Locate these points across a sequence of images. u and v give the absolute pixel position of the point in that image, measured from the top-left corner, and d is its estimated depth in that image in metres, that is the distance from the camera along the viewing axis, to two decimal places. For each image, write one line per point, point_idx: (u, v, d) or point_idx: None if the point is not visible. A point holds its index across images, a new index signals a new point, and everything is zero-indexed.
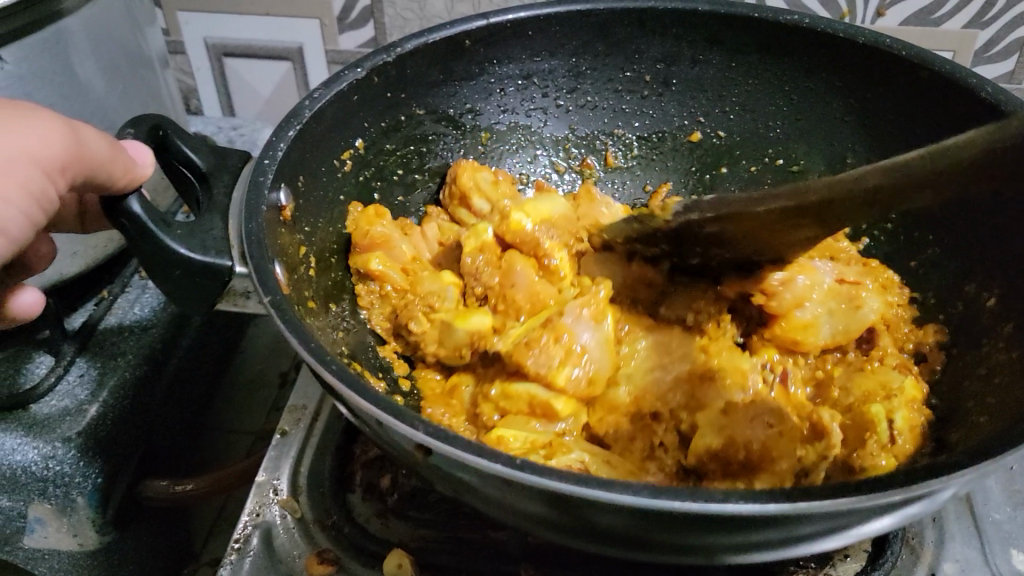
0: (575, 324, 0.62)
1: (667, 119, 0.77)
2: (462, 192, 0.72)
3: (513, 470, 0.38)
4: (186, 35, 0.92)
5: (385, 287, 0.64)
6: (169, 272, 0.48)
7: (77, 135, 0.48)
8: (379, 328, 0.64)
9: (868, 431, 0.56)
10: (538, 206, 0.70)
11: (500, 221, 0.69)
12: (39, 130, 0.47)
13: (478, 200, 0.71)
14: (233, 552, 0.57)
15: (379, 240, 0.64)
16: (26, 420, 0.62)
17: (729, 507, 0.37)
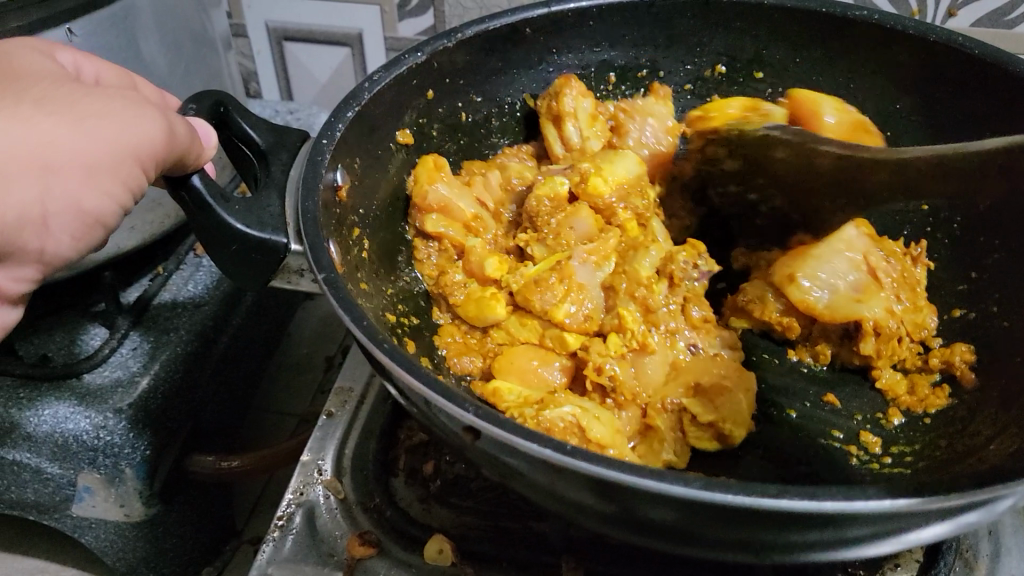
0: (580, 267, 0.64)
1: None
2: (558, 113, 0.70)
3: (564, 457, 0.37)
4: (248, 19, 0.93)
5: (443, 243, 0.65)
6: (227, 247, 0.48)
7: (168, 125, 0.48)
8: (427, 280, 0.65)
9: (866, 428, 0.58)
10: (615, 168, 0.68)
11: (577, 178, 0.68)
12: (142, 126, 0.47)
13: (570, 126, 0.70)
14: (275, 529, 0.57)
15: (437, 204, 0.64)
16: (79, 390, 0.64)
17: (784, 502, 0.36)
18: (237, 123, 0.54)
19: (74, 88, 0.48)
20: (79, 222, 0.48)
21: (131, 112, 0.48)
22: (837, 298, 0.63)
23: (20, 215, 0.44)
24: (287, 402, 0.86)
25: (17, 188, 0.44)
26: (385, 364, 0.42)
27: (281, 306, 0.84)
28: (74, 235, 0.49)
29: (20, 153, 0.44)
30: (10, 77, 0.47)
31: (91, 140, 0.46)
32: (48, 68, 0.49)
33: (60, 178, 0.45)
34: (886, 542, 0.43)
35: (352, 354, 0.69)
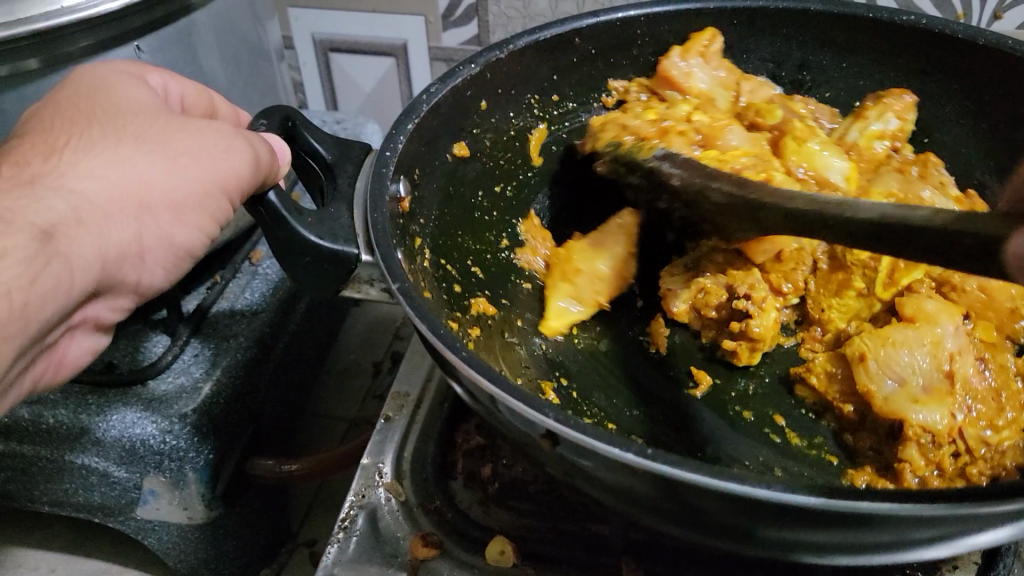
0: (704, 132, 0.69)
1: None
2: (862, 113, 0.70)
3: (645, 461, 0.39)
4: (296, 31, 0.95)
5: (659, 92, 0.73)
6: (300, 258, 0.50)
7: (253, 156, 0.51)
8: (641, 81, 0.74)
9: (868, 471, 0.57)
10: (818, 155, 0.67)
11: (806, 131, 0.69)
12: (231, 158, 0.50)
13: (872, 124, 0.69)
14: (340, 530, 0.58)
15: (672, 76, 0.71)
16: (145, 396, 0.65)
17: (863, 504, 0.37)
18: (304, 138, 0.56)
19: (170, 123, 0.50)
20: (170, 256, 0.52)
21: (219, 145, 0.50)
22: (899, 391, 0.57)
23: (120, 252, 0.48)
24: (337, 407, 0.88)
25: (117, 229, 0.47)
26: (462, 371, 0.43)
27: (332, 313, 0.85)
28: (165, 267, 0.53)
29: (120, 195, 0.47)
30: (109, 107, 0.50)
31: (185, 177, 0.49)
32: (142, 94, 0.52)
33: (154, 216, 0.49)
34: (950, 544, 0.43)
35: (408, 359, 0.71)
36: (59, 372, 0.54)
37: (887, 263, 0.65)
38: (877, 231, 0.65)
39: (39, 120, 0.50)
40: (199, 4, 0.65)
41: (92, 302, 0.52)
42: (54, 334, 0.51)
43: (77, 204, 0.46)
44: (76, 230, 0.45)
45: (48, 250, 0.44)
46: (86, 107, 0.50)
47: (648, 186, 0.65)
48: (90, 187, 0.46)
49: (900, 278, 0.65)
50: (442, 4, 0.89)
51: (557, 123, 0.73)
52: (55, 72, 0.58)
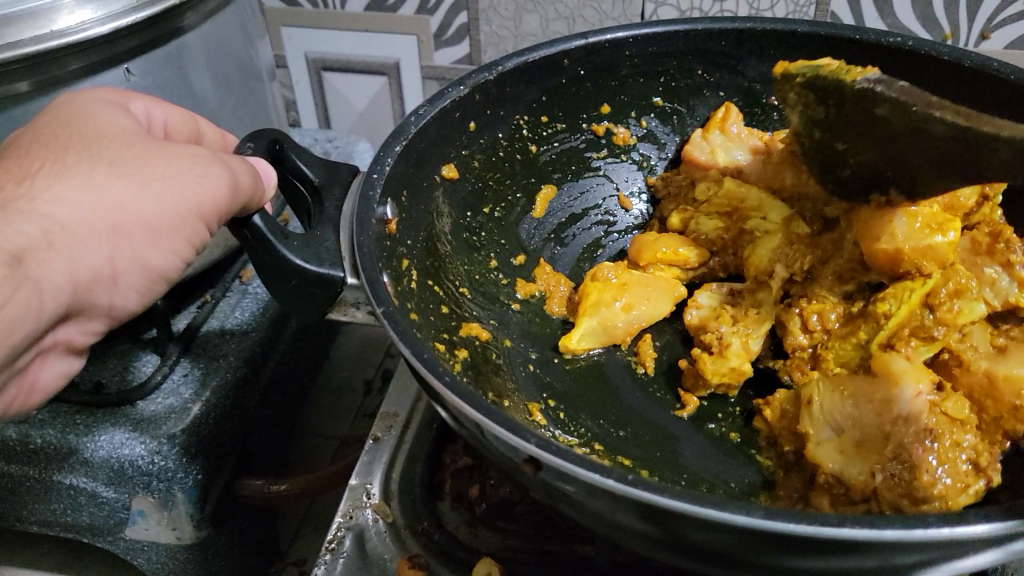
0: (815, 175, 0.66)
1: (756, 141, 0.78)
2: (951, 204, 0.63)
3: (625, 486, 0.39)
4: (289, 50, 0.95)
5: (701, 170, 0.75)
6: (286, 281, 0.50)
7: (231, 180, 0.51)
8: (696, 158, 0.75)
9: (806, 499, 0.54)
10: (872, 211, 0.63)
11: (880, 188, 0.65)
12: (206, 183, 0.50)
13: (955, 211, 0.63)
14: (326, 552, 0.58)
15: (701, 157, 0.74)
16: (134, 417, 0.65)
17: (844, 531, 0.37)
18: (291, 160, 0.56)
19: (147, 149, 0.51)
20: (144, 279, 0.52)
21: (196, 170, 0.51)
22: (833, 439, 0.54)
23: (91, 275, 0.49)
24: (328, 425, 0.88)
25: (89, 252, 0.48)
26: (445, 395, 0.44)
27: (324, 331, 0.85)
28: (139, 291, 0.53)
29: (90, 218, 0.48)
30: (87, 132, 0.50)
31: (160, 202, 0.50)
32: (121, 119, 0.52)
33: (128, 239, 0.50)
34: (934, 569, 0.43)
35: (397, 379, 0.71)
36: (30, 397, 0.55)
37: (897, 321, 0.59)
38: (905, 287, 0.60)
39: (18, 145, 0.50)
40: (189, 26, 0.65)
41: (62, 324, 0.52)
42: (24, 358, 0.51)
43: (48, 227, 0.46)
44: (45, 253, 0.46)
45: (18, 275, 0.45)
46: (64, 132, 0.50)
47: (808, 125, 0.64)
48: (60, 211, 0.47)
49: (912, 339, 0.59)
50: (434, 24, 0.90)
51: (546, 143, 0.74)
52: (44, 95, 0.58)
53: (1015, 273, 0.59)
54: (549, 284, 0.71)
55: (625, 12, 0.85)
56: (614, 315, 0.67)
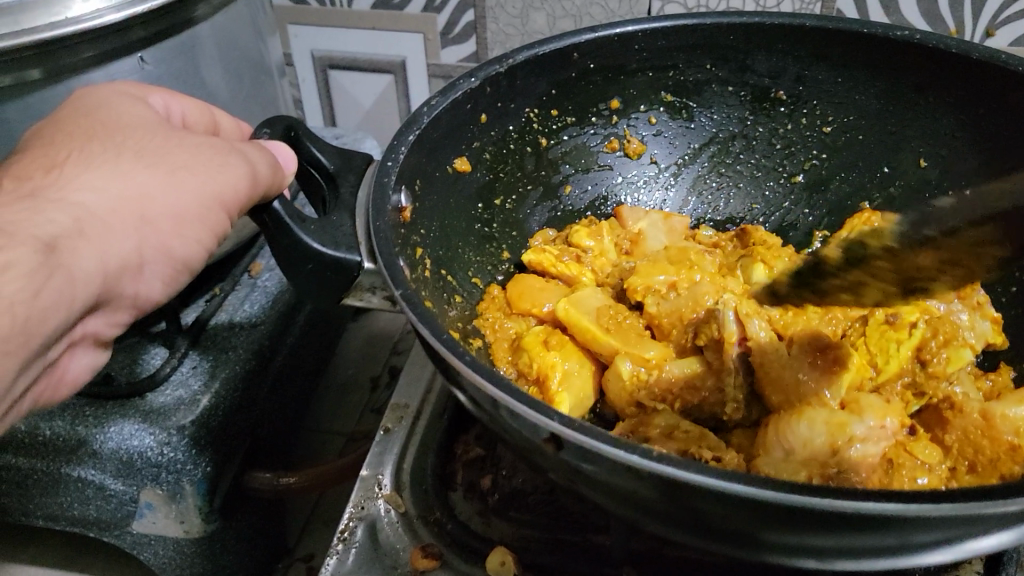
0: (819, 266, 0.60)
1: (768, 137, 0.77)
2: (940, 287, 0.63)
3: (649, 462, 0.39)
4: (295, 48, 0.96)
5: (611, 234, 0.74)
6: (303, 265, 0.50)
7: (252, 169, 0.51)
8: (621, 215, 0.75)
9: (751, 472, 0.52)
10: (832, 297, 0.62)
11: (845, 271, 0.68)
12: (227, 173, 0.50)
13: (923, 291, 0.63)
14: (339, 542, 0.58)
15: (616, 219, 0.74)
16: (144, 408, 0.65)
17: (868, 506, 0.37)
18: (306, 147, 0.56)
19: (168, 139, 0.51)
20: (168, 267, 0.52)
21: (217, 160, 0.51)
22: (790, 457, 0.51)
23: (120, 264, 0.48)
24: (335, 421, 0.88)
25: (117, 241, 0.48)
26: (465, 375, 0.44)
27: (331, 326, 0.85)
28: (163, 280, 0.53)
29: (118, 205, 0.47)
30: (107, 122, 0.50)
31: (182, 191, 0.50)
32: (140, 110, 0.52)
33: (154, 228, 0.49)
34: (954, 547, 0.43)
35: (407, 371, 0.71)
36: (59, 389, 0.54)
37: (888, 376, 0.60)
38: (886, 338, 0.61)
39: (40, 136, 0.50)
40: (201, 17, 0.65)
41: (91, 315, 0.51)
42: (54, 351, 0.50)
43: (77, 215, 0.46)
44: (77, 242, 0.45)
45: (52, 263, 0.44)
46: (85, 122, 0.50)
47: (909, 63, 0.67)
48: (90, 199, 0.46)
49: (903, 391, 0.60)
50: (441, 21, 0.90)
51: (555, 137, 0.74)
52: (58, 83, 0.58)
53: (985, 313, 0.61)
54: (494, 328, 0.66)
55: (632, 9, 0.85)
56: (568, 375, 0.61)
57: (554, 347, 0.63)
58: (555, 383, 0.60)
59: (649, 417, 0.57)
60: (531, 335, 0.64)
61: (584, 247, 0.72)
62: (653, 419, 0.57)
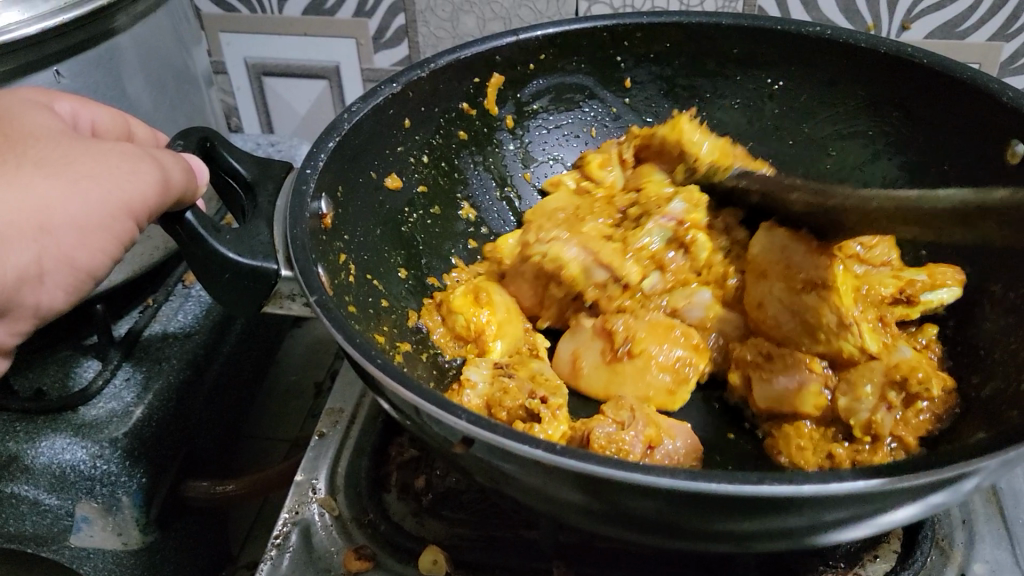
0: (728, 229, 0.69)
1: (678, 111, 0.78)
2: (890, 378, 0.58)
3: (554, 456, 0.40)
4: (227, 56, 0.96)
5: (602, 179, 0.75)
6: (220, 275, 0.51)
7: (160, 170, 0.51)
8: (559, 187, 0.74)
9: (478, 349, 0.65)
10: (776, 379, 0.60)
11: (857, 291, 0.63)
12: (133, 174, 0.50)
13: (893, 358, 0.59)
14: (273, 547, 0.58)
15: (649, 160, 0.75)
16: (75, 422, 0.65)
17: (765, 488, 0.38)
18: (223, 157, 0.57)
19: (73, 146, 0.51)
20: (71, 276, 0.52)
21: (125, 167, 0.50)
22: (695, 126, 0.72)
23: (18, 275, 0.48)
24: (277, 428, 0.88)
25: (15, 252, 0.48)
26: (379, 379, 0.44)
27: (268, 333, 0.85)
28: (67, 289, 0.52)
29: (18, 218, 0.47)
30: (14, 131, 0.50)
31: (87, 200, 0.49)
32: (54, 121, 0.52)
33: (55, 239, 0.49)
34: (859, 524, 0.45)
35: (342, 375, 0.71)
36: None
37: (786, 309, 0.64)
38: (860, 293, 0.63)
39: None
40: (119, 28, 0.65)
41: None
42: None
43: None
44: None
45: None
46: None
47: (833, 61, 0.69)
48: None
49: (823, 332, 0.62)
50: (372, 26, 0.90)
51: (483, 138, 0.75)
52: None
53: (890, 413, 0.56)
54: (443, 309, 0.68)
55: (560, 10, 0.86)
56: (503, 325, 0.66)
57: (477, 317, 0.65)
58: (492, 340, 0.65)
59: (519, 364, 0.63)
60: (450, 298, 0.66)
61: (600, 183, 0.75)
62: (526, 364, 0.63)
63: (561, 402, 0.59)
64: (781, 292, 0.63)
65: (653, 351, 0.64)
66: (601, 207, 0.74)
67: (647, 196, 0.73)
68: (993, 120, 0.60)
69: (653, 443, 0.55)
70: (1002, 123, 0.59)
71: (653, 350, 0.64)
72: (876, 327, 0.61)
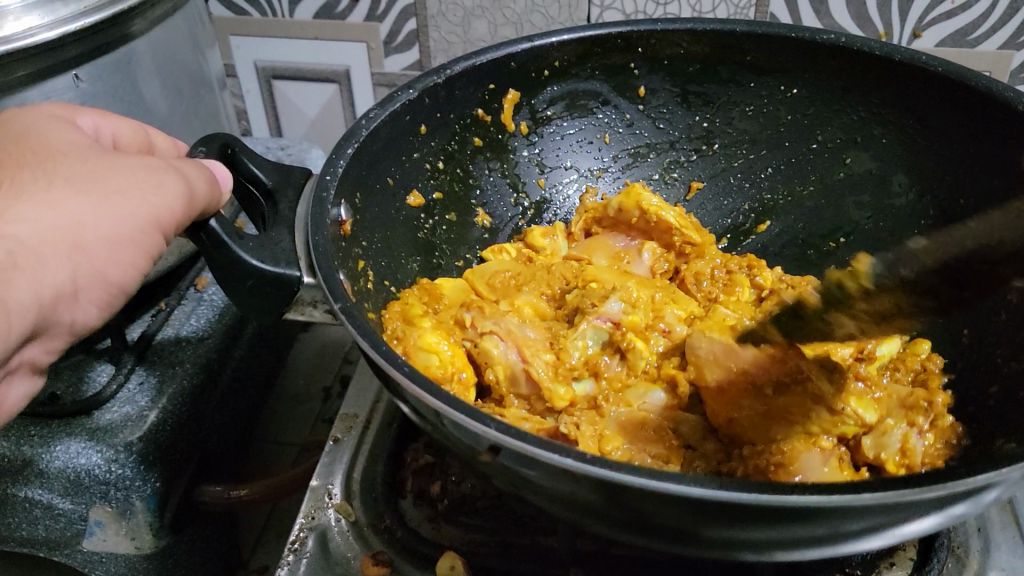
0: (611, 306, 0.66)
1: (690, 119, 0.78)
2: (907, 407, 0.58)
3: (583, 464, 0.40)
4: (238, 59, 0.96)
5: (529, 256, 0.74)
6: (242, 282, 0.51)
7: (186, 182, 0.51)
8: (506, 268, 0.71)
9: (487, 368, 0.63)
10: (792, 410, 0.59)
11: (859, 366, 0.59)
12: (161, 188, 0.50)
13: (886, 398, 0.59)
14: (290, 552, 0.58)
15: (612, 224, 0.77)
16: (89, 426, 0.64)
17: (794, 499, 0.38)
18: (243, 162, 0.57)
19: (97, 161, 0.50)
20: (103, 292, 0.52)
21: (150, 181, 0.50)
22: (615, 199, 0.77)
23: (54, 292, 0.48)
24: (287, 433, 0.88)
25: (50, 269, 0.48)
26: (405, 387, 0.44)
27: (279, 336, 0.85)
28: (99, 305, 0.52)
29: (52, 235, 0.47)
30: (37, 148, 0.49)
31: (118, 214, 0.49)
32: (75, 135, 0.52)
33: (88, 256, 0.49)
34: (882, 534, 0.45)
35: (356, 380, 0.71)
36: None
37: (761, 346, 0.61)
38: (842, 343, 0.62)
39: None
40: (137, 33, 0.65)
41: (26, 345, 0.51)
42: None
43: (10, 248, 0.46)
44: (10, 274, 0.45)
45: None
46: (16, 148, 0.49)
47: (847, 68, 0.69)
48: (20, 229, 0.46)
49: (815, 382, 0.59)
50: (383, 31, 0.90)
51: (495, 145, 0.75)
52: None
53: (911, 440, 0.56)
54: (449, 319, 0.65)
55: (572, 16, 0.86)
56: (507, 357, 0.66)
57: (471, 341, 0.63)
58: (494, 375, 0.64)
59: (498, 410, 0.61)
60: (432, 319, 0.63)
61: (539, 247, 0.74)
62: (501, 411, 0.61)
63: (579, 434, 0.58)
64: (755, 407, 0.57)
65: (626, 447, 0.58)
66: (521, 309, 0.67)
67: (592, 289, 0.69)
68: (1008, 128, 0.60)
69: (671, 466, 0.57)
70: (1019, 132, 0.59)
71: (627, 449, 0.57)
72: (861, 390, 0.58)
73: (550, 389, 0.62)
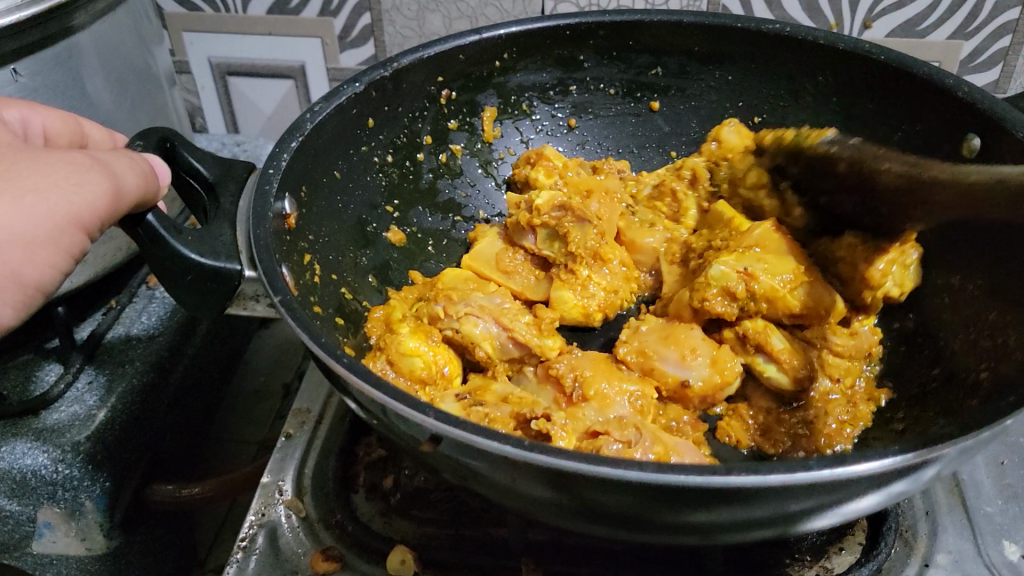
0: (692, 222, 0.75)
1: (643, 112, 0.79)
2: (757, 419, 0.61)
3: (523, 452, 0.40)
4: (191, 55, 0.95)
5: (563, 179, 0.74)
6: (181, 277, 0.50)
7: (113, 171, 0.49)
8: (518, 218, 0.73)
9: (471, 346, 0.63)
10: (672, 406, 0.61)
11: None
12: (84, 183, 0.49)
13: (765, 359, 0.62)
14: (239, 550, 0.57)
15: None
16: (37, 427, 0.64)
17: (730, 480, 0.38)
18: (184, 157, 0.56)
19: (23, 156, 0.49)
20: (18, 293, 0.50)
21: (75, 176, 0.49)
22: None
23: None
24: (243, 429, 0.88)
25: None
26: (346, 378, 0.44)
27: (235, 333, 0.85)
28: (15, 306, 0.51)
29: None
30: None
31: (39, 214, 0.48)
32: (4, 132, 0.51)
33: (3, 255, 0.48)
34: (826, 515, 0.45)
35: (310, 374, 0.71)
36: None
37: None
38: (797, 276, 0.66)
39: None
40: (78, 26, 0.64)
41: None
42: None
43: None
44: None
45: None
46: None
47: (798, 58, 0.70)
48: None
49: None
50: (338, 25, 0.90)
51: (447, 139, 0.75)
52: None
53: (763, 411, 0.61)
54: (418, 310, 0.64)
55: (526, 8, 0.86)
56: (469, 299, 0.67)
57: (450, 329, 0.63)
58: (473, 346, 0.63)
59: (487, 383, 0.61)
60: (400, 320, 0.62)
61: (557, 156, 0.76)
62: (489, 387, 0.60)
63: (562, 412, 0.57)
64: None
65: (606, 389, 0.59)
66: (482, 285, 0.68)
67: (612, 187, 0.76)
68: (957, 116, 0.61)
69: (648, 411, 0.59)
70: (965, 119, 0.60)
71: (608, 390, 0.59)
72: None
73: (540, 345, 0.63)
